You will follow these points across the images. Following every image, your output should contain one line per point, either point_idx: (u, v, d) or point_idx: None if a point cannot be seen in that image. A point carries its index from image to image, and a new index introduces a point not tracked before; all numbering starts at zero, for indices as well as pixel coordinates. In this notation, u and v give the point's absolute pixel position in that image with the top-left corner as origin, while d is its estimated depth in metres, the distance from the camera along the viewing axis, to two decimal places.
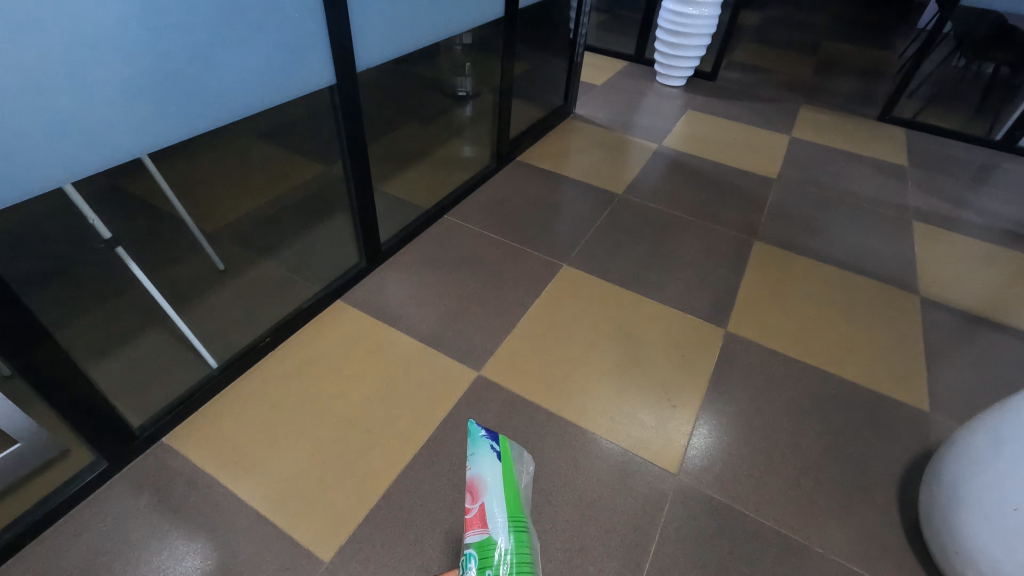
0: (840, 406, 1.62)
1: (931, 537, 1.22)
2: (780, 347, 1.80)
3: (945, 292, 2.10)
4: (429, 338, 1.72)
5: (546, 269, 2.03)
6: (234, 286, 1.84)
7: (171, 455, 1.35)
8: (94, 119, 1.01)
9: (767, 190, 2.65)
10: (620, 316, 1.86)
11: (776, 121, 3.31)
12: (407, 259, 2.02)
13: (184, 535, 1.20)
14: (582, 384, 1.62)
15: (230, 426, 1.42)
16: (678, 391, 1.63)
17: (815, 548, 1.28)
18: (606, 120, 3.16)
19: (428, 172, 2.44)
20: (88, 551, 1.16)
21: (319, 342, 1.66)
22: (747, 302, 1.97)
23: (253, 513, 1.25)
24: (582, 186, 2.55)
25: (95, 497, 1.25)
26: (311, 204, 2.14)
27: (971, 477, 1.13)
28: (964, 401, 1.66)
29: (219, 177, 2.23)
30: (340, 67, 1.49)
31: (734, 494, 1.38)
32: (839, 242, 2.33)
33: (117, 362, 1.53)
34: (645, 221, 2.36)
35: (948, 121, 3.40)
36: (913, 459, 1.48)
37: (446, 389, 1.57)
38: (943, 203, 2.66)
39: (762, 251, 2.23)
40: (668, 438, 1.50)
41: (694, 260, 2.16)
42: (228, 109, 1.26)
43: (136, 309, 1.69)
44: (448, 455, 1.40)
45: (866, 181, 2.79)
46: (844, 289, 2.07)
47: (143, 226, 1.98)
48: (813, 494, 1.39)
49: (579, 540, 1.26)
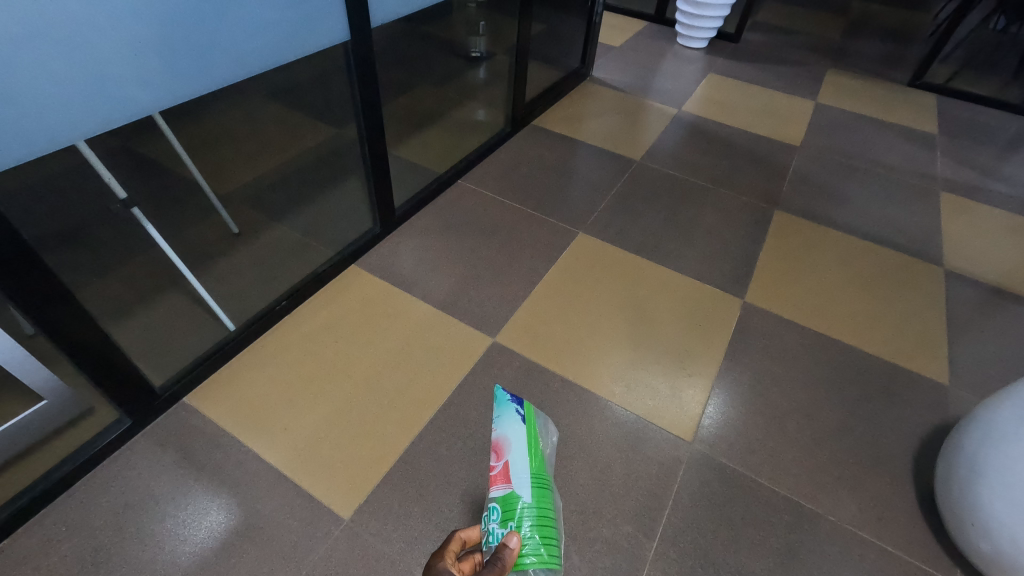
0: (857, 377, 1.61)
1: (947, 508, 1.22)
2: (799, 318, 1.78)
3: (970, 265, 2.04)
4: (443, 304, 1.71)
5: (560, 236, 2.00)
6: (249, 249, 1.84)
7: (192, 415, 1.37)
8: (107, 71, 0.98)
9: (790, 157, 2.57)
10: (637, 287, 1.83)
11: (801, 86, 3.19)
12: (420, 224, 2.00)
13: (208, 493, 1.23)
14: (596, 351, 1.62)
15: (249, 387, 1.44)
16: (693, 360, 1.62)
17: (827, 515, 1.30)
18: (624, 83, 3.05)
19: (441, 135, 2.39)
20: (116, 505, 1.20)
21: (334, 306, 1.66)
22: (766, 271, 1.94)
23: (274, 471, 1.28)
24: (598, 152, 2.48)
25: (121, 453, 1.28)
26: (323, 168, 2.11)
27: (993, 449, 1.12)
28: (984, 374, 1.64)
29: (229, 139, 2.20)
30: (355, 20, 1.44)
31: (748, 462, 1.38)
32: (862, 212, 2.27)
33: (136, 322, 1.55)
34: (662, 188, 2.30)
35: (980, 87, 3.23)
36: (929, 431, 1.48)
37: (461, 354, 1.57)
38: (972, 173, 2.57)
39: (783, 220, 2.18)
40: (684, 407, 1.50)
41: (711, 228, 2.11)
42: (241, 67, 1.23)
43: (153, 271, 1.70)
44: (463, 420, 1.41)
45: (893, 150, 2.69)
46: (866, 260, 2.02)
47: (156, 188, 1.96)
48: (828, 464, 1.39)
49: (595, 505, 1.28)
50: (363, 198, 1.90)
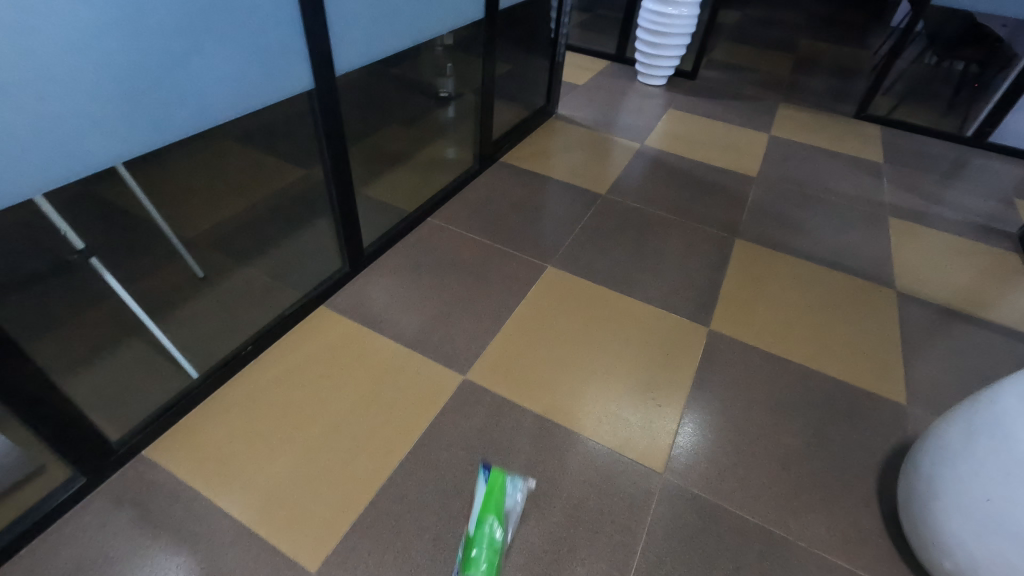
0: (820, 400, 1.65)
1: (909, 528, 1.25)
2: (763, 343, 1.83)
3: (920, 287, 2.14)
4: (413, 342, 1.71)
5: (530, 271, 2.03)
6: (214, 293, 1.81)
7: (151, 468, 1.32)
8: (64, 126, 0.99)
9: (748, 187, 2.68)
10: (607, 319, 1.86)
11: (755, 120, 3.36)
12: (390, 262, 2.01)
13: (166, 552, 1.18)
14: (567, 385, 1.63)
15: (213, 437, 1.40)
16: (663, 390, 1.65)
17: (797, 541, 1.31)
18: (588, 119, 3.17)
19: (410, 174, 2.44)
20: (67, 569, 1.14)
21: (302, 350, 1.64)
22: (729, 299, 2.00)
23: (238, 525, 1.24)
24: (565, 187, 2.55)
25: (73, 513, 1.23)
26: (291, 209, 2.12)
27: (946, 468, 1.16)
28: (939, 392, 1.71)
29: (195, 183, 2.19)
30: (318, 69, 1.48)
31: (719, 491, 1.40)
32: (817, 238, 2.37)
33: (94, 374, 1.50)
34: (628, 220, 2.37)
35: (920, 118, 3.48)
36: (891, 451, 1.52)
37: (432, 393, 1.56)
38: (917, 199, 2.72)
39: (744, 249, 2.26)
40: (655, 438, 1.51)
41: (676, 258, 2.18)
42: (204, 116, 1.24)
43: (114, 319, 1.66)
44: (434, 461, 1.39)
45: (843, 178, 2.84)
46: (823, 285, 2.10)
47: (117, 233, 1.93)
48: (796, 489, 1.42)
49: (568, 543, 1.27)
50: (332, 238, 1.91)
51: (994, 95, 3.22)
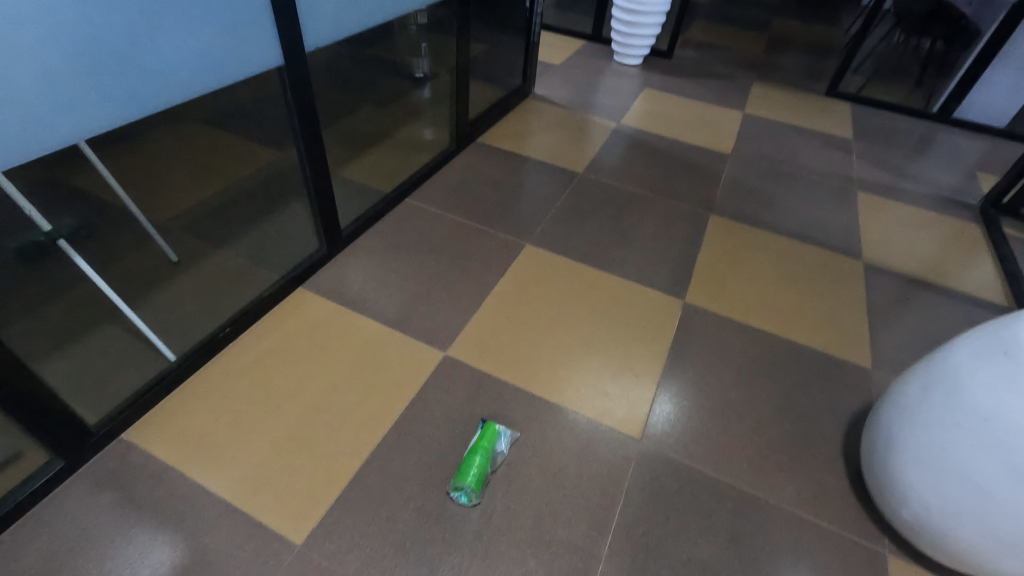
0: (791, 367, 1.71)
1: (871, 481, 1.32)
2: (737, 314, 1.88)
3: (887, 258, 2.22)
4: (394, 321, 1.71)
5: (508, 249, 2.05)
6: (190, 276, 1.79)
7: (131, 450, 1.32)
8: (24, 102, 0.96)
9: (723, 165, 2.72)
10: (585, 294, 1.89)
11: (729, 98, 3.39)
12: (369, 243, 2.00)
13: (150, 531, 1.19)
14: (546, 359, 1.66)
15: (192, 419, 1.39)
16: (640, 361, 1.69)
17: (767, 498, 1.37)
18: (565, 99, 3.16)
19: (387, 155, 2.43)
20: (49, 551, 1.14)
21: (281, 331, 1.64)
22: (704, 273, 2.05)
23: (222, 502, 1.25)
24: (543, 166, 2.56)
25: (52, 497, 1.22)
26: (266, 192, 2.09)
27: (904, 422, 1.22)
28: (903, 356, 1.78)
29: (165, 165, 2.15)
30: (288, 44, 1.45)
31: (693, 454, 1.45)
32: (789, 213, 2.43)
33: (68, 359, 1.48)
34: (605, 198, 2.39)
35: (888, 95, 3.54)
36: (857, 413, 1.59)
37: (413, 369, 1.58)
38: (885, 174, 2.80)
39: (719, 224, 2.31)
40: (632, 407, 1.55)
41: (652, 234, 2.21)
42: (170, 94, 1.22)
43: (86, 304, 1.63)
44: (417, 434, 1.42)
45: (815, 155, 2.90)
46: (795, 258, 2.16)
47: (85, 218, 1.89)
48: (766, 450, 1.48)
49: (549, 507, 1.31)
50: (309, 220, 1.89)
51: (959, 72, 3.29)
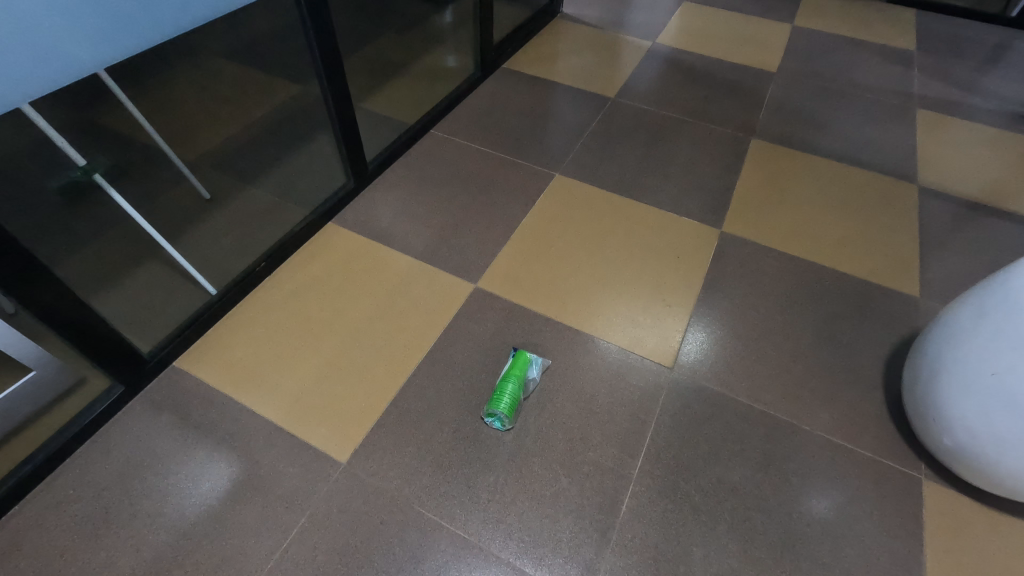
0: (832, 296, 1.65)
1: (912, 408, 1.29)
2: (776, 243, 1.81)
3: (945, 181, 2.06)
4: (423, 255, 1.71)
5: (537, 180, 1.99)
6: (223, 214, 1.82)
7: (184, 377, 1.40)
8: (44, 32, 0.94)
9: (767, 84, 2.52)
10: (617, 225, 1.84)
11: (778, 9, 3.09)
12: (395, 177, 1.97)
13: (207, 449, 1.27)
14: (578, 290, 1.64)
15: (237, 348, 1.46)
16: (674, 292, 1.66)
17: (801, 425, 1.37)
18: (596, 17, 2.94)
19: (410, 85, 2.34)
20: (120, 465, 1.24)
21: (313, 266, 1.66)
22: (743, 201, 1.95)
23: (270, 424, 1.32)
24: (572, 92, 2.42)
25: (117, 418, 1.32)
26: (290, 127, 2.06)
27: (953, 349, 1.17)
28: (954, 284, 1.69)
29: (190, 102, 2.12)
30: None
31: (727, 382, 1.44)
32: (839, 135, 2.26)
33: (117, 293, 1.55)
34: (639, 124, 2.27)
35: None
36: (900, 342, 1.54)
37: (444, 301, 1.59)
38: (950, 88, 2.55)
39: (760, 149, 2.17)
40: (665, 337, 1.54)
41: (689, 161, 2.10)
42: (179, 22, 1.19)
43: (128, 242, 1.68)
44: (450, 363, 1.45)
45: (871, 70, 2.65)
46: (843, 183, 2.03)
47: (116, 155, 1.90)
48: (803, 379, 1.45)
49: (581, 432, 1.34)
50: (334, 154, 1.87)
51: None
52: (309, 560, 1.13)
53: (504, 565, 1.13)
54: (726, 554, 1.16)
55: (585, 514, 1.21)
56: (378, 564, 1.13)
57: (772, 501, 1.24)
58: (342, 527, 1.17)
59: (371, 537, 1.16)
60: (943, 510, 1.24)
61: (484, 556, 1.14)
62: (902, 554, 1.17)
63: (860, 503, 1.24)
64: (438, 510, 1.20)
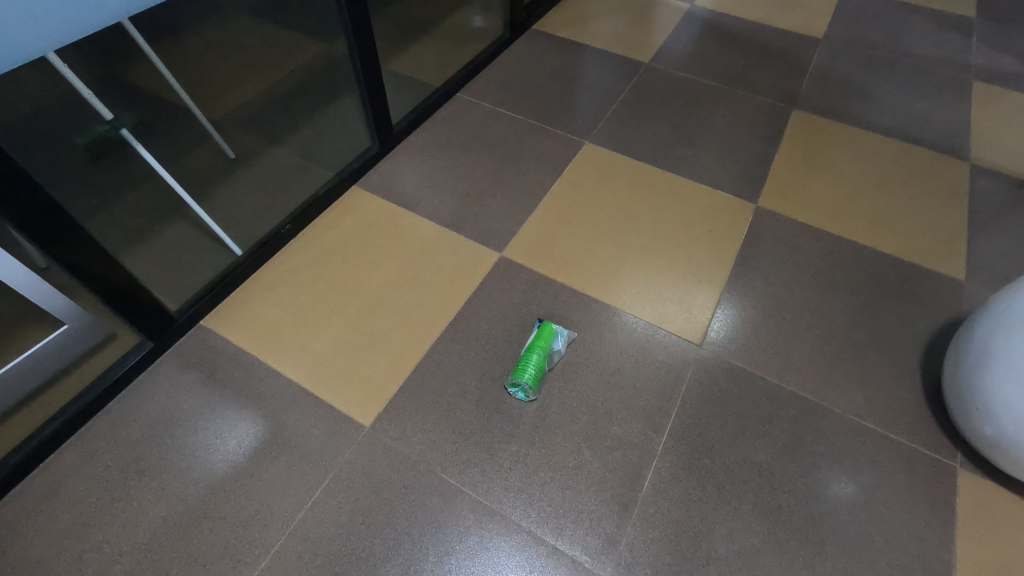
0: (872, 276, 1.58)
1: (953, 396, 1.24)
2: (814, 220, 1.73)
3: (999, 159, 1.94)
4: (448, 222, 1.68)
5: (566, 147, 1.92)
6: (248, 174, 1.80)
7: (211, 336, 1.41)
8: None
9: (811, 51, 2.38)
10: (648, 196, 1.78)
11: None
12: (420, 140, 1.92)
13: (234, 407, 1.29)
14: (605, 263, 1.60)
15: (262, 309, 1.46)
16: (704, 267, 1.60)
17: (832, 408, 1.33)
18: None
19: (437, 46, 2.27)
20: (150, 420, 1.26)
21: (337, 230, 1.64)
22: (781, 174, 1.86)
23: (296, 386, 1.33)
24: (604, 56, 2.32)
25: (148, 373, 1.34)
26: (315, 87, 2.02)
27: (1003, 335, 1.11)
28: (1004, 269, 1.61)
29: (212, 57, 2.07)
30: None
31: (758, 362, 1.40)
32: (886, 107, 2.13)
33: (145, 251, 1.56)
34: (674, 91, 2.17)
35: None
36: (941, 327, 1.47)
37: (469, 269, 1.57)
38: (1011, 59, 2.38)
39: (802, 120, 2.06)
40: (693, 314, 1.50)
41: (725, 132, 2.01)
42: None
43: (155, 200, 1.68)
44: (474, 332, 1.43)
45: (925, 38, 2.48)
46: (889, 158, 1.93)
47: (142, 110, 1.88)
48: (836, 360, 1.41)
49: (605, 405, 1.32)
50: (359, 116, 1.83)
51: None
52: (333, 519, 1.14)
53: (526, 533, 1.14)
54: (749, 533, 1.15)
55: (606, 486, 1.20)
56: (400, 526, 1.14)
57: (799, 483, 1.22)
58: (365, 489, 1.18)
59: (394, 499, 1.17)
60: (977, 499, 1.20)
61: (505, 523, 1.15)
62: (931, 542, 1.15)
63: (891, 489, 1.21)
64: (459, 476, 1.20)
